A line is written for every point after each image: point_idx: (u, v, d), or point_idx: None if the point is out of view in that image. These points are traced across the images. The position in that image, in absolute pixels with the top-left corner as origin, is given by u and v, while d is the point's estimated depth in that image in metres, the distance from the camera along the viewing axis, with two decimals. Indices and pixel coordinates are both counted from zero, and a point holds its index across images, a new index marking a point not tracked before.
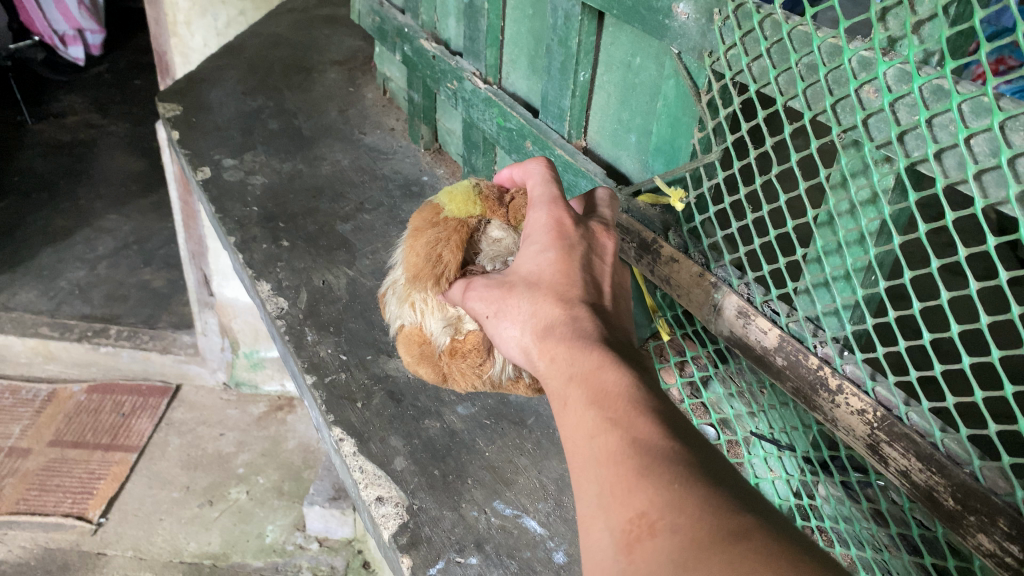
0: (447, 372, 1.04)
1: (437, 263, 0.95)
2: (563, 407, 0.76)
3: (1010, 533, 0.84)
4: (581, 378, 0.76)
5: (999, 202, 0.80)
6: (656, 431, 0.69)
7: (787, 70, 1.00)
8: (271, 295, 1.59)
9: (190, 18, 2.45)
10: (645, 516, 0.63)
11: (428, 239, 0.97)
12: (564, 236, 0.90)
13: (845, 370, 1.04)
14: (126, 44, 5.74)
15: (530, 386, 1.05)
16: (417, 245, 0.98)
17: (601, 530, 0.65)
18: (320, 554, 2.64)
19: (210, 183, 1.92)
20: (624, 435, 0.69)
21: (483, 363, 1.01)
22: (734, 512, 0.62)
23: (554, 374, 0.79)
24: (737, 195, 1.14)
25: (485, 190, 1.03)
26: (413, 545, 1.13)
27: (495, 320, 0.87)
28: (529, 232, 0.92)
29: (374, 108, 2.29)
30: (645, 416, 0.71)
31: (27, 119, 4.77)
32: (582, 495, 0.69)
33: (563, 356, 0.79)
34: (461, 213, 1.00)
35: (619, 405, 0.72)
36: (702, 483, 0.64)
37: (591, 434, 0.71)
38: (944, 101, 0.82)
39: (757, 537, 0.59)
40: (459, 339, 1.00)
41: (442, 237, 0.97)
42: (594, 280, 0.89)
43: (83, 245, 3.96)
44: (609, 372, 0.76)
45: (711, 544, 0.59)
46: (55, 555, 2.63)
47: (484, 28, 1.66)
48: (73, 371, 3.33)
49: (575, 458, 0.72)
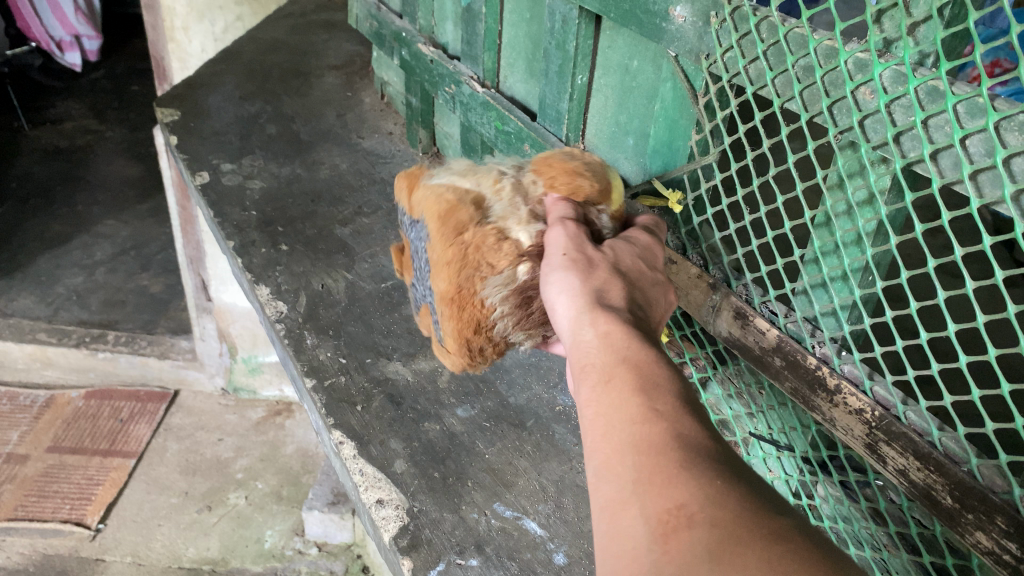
0: (461, 253, 0.96)
1: (580, 177, 1.02)
2: (605, 383, 0.76)
3: (1009, 530, 0.85)
4: (631, 364, 0.77)
5: (994, 202, 0.82)
6: (699, 432, 0.71)
7: (784, 72, 1.01)
8: (270, 299, 1.59)
9: (188, 22, 2.52)
10: (683, 508, 0.63)
11: (582, 159, 1.06)
12: (648, 257, 0.95)
13: (844, 370, 1.05)
14: (124, 50, 5.75)
15: (475, 327, 0.98)
16: (575, 156, 1.07)
17: (634, 517, 0.65)
18: (319, 560, 2.63)
19: (209, 188, 1.92)
20: (667, 429, 0.70)
21: (493, 261, 0.95)
22: (771, 514, 0.63)
23: (605, 345, 0.79)
24: (734, 197, 1.15)
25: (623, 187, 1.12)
26: (414, 547, 1.13)
27: (567, 260, 0.89)
28: (631, 235, 0.97)
29: (373, 112, 2.29)
30: (690, 415, 0.72)
31: (25, 126, 4.78)
32: (613, 477, 0.69)
33: (620, 336, 0.79)
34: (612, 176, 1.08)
35: (667, 400, 0.73)
36: (742, 483, 0.65)
37: (635, 420, 0.72)
38: (940, 102, 0.83)
39: (797, 538, 0.61)
40: (507, 236, 0.97)
41: (596, 168, 1.05)
42: (654, 300, 0.91)
43: (80, 251, 3.95)
44: (661, 367, 0.77)
45: (751, 539, 0.60)
46: (54, 562, 2.63)
47: (482, 32, 1.66)
48: (71, 378, 3.32)
49: (611, 439, 0.72)
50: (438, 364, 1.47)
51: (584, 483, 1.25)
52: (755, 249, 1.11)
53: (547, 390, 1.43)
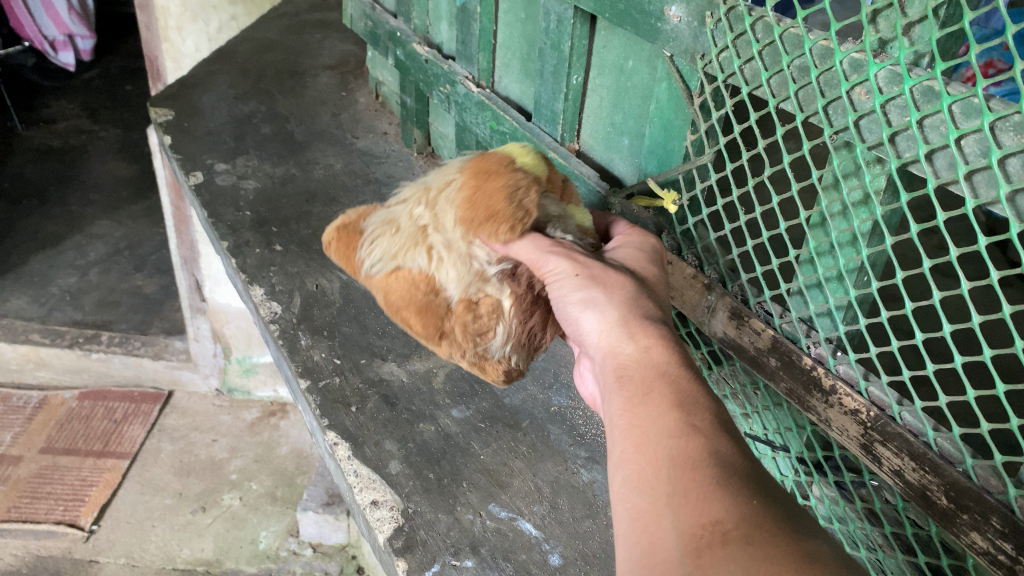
0: (449, 332, 0.98)
1: (517, 208, 0.91)
2: (643, 396, 0.79)
3: (1004, 530, 0.86)
4: (670, 378, 0.80)
5: (989, 202, 0.82)
6: (733, 451, 0.74)
7: (779, 72, 1.01)
8: (264, 300, 1.58)
9: (182, 22, 2.54)
10: (717, 524, 0.66)
11: (508, 182, 0.93)
12: (656, 263, 0.98)
13: (838, 370, 1.04)
14: (117, 50, 5.72)
15: (508, 380, 1.03)
16: (494, 185, 0.93)
17: (666, 530, 0.68)
18: (314, 560, 2.63)
19: (202, 188, 1.92)
20: (705, 445, 0.73)
21: (488, 328, 0.97)
22: (803, 539, 0.66)
23: (643, 359, 0.82)
24: (729, 198, 1.14)
25: (552, 163, 1.03)
26: (408, 549, 1.13)
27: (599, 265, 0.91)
28: (627, 247, 0.99)
29: (367, 112, 2.28)
30: (725, 434, 0.75)
31: (19, 127, 4.75)
32: (646, 487, 0.72)
33: (658, 350, 0.83)
34: (533, 171, 0.98)
35: (703, 417, 0.76)
36: (775, 505, 0.69)
37: (671, 433, 0.75)
38: (935, 102, 0.82)
39: (830, 561, 0.64)
40: (474, 298, 0.96)
41: (519, 185, 0.93)
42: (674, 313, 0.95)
43: (74, 251, 3.93)
44: (698, 387, 0.80)
45: (784, 561, 0.63)
46: (47, 563, 2.62)
47: (477, 32, 1.65)
48: (65, 379, 3.30)
49: (646, 451, 0.74)
50: (432, 365, 1.46)
51: (579, 484, 1.25)
52: (749, 249, 1.10)
53: (542, 390, 1.43)
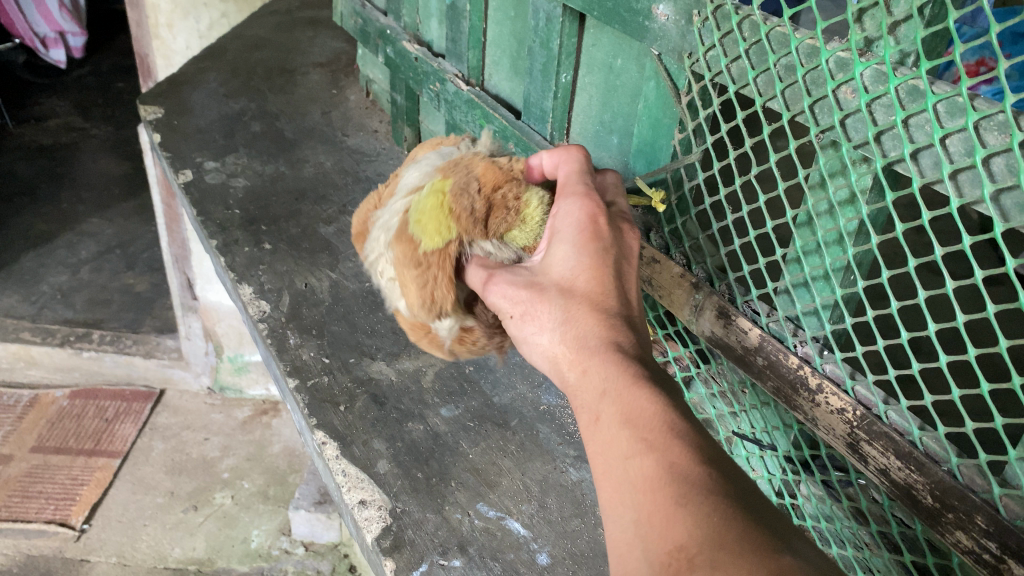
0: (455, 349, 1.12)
1: (434, 304, 0.95)
2: (595, 422, 0.80)
3: (988, 530, 0.86)
4: (614, 395, 0.80)
5: (973, 201, 0.81)
6: (690, 459, 0.73)
7: (765, 71, 1.00)
8: (253, 298, 1.58)
9: (172, 20, 2.53)
10: (683, 550, 0.67)
11: (416, 279, 0.94)
12: (593, 237, 0.90)
13: (825, 369, 1.05)
14: (108, 48, 5.69)
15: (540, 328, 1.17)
16: (408, 285, 0.95)
17: (639, 560, 0.69)
18: (305, 559, 2.63)
19: (191, 186, 1.90)
20: (659, 461, 0.73)
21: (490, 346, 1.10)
22: (769, 553, 0.65)
23: (586, 386, 0.83)
24: (718, 197, 1.13)
25: (460, 208, 0.94)
26: (396, 548, 1.12)
27: (536, 283, 0.90)
28: (561, 222, 0.92)
29: (358, 110, 2.27)
30: (680, 443, 0.74)
31: (9, 124, 4.71)
32: (616, 517, 0.74)
33: (596, 370, 0.82)
34: (441, 245, 0.93)
35: (655, 428, 0.76)
36: (740, 518, 0.68)
37: (627, 455, 0.75)
38: (920, 101, 0.82)
39: None
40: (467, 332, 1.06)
41: (429, 278, 0.94)
42: (625, 290, 0.89)
43: (65, 249, 3.91)
44: (645, 395, 0.78)
45: None
46: (38, 563, 2.60)
47: (466, 30, 1.65)
48: (56, 377, 3.28)
49: (610, 478, 0.76)
50: (422, 364, 1.46)
51: (567, 483, 1.25)
52: (736, 247, 1.10)
53: (532, 389, 1.43)
